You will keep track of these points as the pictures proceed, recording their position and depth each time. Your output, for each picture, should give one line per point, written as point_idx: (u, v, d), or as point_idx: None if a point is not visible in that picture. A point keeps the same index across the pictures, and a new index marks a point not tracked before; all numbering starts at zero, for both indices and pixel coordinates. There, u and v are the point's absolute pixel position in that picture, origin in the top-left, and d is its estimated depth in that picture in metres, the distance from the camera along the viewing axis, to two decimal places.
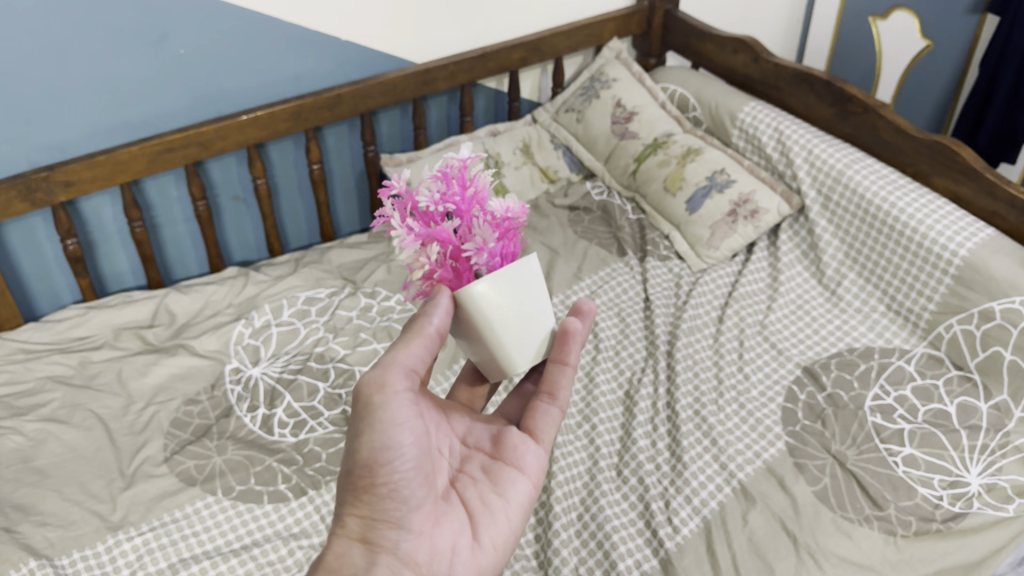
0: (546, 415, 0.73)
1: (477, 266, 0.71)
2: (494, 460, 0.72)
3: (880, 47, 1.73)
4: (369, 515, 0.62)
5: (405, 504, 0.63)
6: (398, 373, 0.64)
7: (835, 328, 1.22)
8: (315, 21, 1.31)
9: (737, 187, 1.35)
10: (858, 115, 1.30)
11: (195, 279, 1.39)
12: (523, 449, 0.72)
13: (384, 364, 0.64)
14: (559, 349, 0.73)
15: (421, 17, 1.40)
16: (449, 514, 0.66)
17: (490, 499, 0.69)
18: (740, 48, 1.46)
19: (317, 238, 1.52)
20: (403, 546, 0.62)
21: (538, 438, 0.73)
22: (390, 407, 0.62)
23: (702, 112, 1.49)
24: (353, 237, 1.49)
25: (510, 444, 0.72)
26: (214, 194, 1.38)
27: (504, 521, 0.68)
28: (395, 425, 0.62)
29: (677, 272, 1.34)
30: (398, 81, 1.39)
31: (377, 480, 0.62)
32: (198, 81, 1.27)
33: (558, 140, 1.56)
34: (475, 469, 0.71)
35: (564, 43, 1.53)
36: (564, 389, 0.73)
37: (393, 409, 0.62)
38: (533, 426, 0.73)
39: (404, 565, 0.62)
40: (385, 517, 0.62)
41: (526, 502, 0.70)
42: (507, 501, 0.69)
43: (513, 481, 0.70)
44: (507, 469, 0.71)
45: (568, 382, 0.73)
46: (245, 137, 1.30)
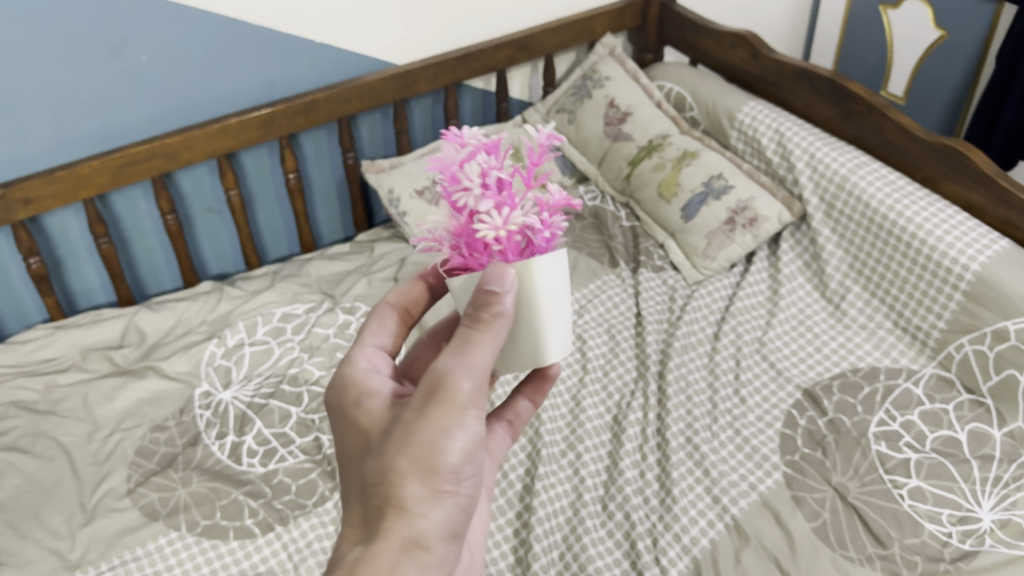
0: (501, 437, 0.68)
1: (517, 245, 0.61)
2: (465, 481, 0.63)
3: (891, 37, 1.64)
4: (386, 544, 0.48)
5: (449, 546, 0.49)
6: (471, 376, 0.50)
7: (838, 345, 1.14)
8: (285, 23, 1.24)
9: (735, 193, 1.26)
10: (862, 115, 1.21)
11: (169, 295, 1.34)
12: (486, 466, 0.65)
13: (468, 361, 0.50)
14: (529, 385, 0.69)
15: (397, 15, 1.32)
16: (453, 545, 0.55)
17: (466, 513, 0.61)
18: (738, 42, 1.37)
19: (298, 248, 1.45)
20: None
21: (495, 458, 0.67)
22: (465, 426, 0.49)
23: (699, 111, 1.41)
24: (336, 248, 1.43)
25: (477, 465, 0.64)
26: (186, 206, 1.32)
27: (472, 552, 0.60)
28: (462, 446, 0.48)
29: (672, 284, 1.26)
30: (376, 84, 1.32)
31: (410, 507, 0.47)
32: (163, 89, 1.21)
33: (549, 142, 1.49)
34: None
35: (554, 40, 1.44)
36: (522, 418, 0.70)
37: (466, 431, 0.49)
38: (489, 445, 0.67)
39: None
40: (437, 559, 0.48)
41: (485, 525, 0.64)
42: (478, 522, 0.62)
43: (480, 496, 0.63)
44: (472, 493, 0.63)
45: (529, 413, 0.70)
46: (215, 146, 1.24)
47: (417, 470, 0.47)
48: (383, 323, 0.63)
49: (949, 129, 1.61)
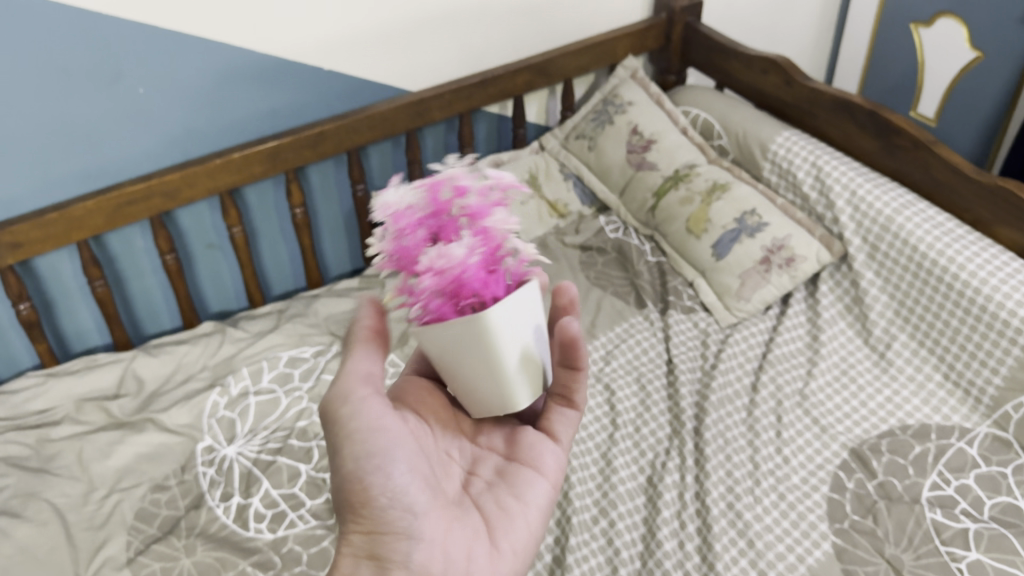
0: (565, 417, 0.78)
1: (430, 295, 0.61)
2: (509, 462, 0.75)
3: (922, 57, 1.57)
4: (375, 529, 0.63)
5: (410, 512, 0.63)
6: (364, 379, 0.65)
7: (883, 400, 1.08)
8: (291, 50, 1.16)
9: (771, 231, 1.19)
10: (907, 150, 1.13)
11: (168, 337, 1.26)
12: (540, 449, 0.76)
13: (351, 372, 0.65)
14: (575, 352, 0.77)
15: (408, 37, 1.24)
16: (461, 517, 0.69)
17: (506, 502, 0.72)
18: (769, 67, 1.29)
19: (303, 283, 1.37)
20: (416, 558, 0.63)
21: (557, 440, 0.77)
22: (359, 414, 0.64)
23: (728, 140, 1.33)
24: (344, 282, 1.35)
25: (525, 445, 0.76)
26: (185, 243, 1.24)
27: (522, 524, 0.71)
28: (372, 431, 0.64)
29: (704, 327, 1.19)
30: (388, 113, 1.24)
31: (374, 493, 0.63)
32: (162, 122, 1.13)
33: (568, 169, 1.42)
34: (489, 472, 0.75)
35: (574, 63, 1.37)
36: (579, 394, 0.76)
37: (364, 415, 0.64)
38: (552, 428, 0.77)
39: None
40: (392, 529, 0.63)
41: (544, 504, 0.74)
42: (525, 506, 0.72)
43: (531, 484, 0.74)
44: (523, 470, 0.74)
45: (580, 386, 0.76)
46: (217, 182, 1.16)
47: (342, 485, 0.64)
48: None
49: (982, 155, 1.53)
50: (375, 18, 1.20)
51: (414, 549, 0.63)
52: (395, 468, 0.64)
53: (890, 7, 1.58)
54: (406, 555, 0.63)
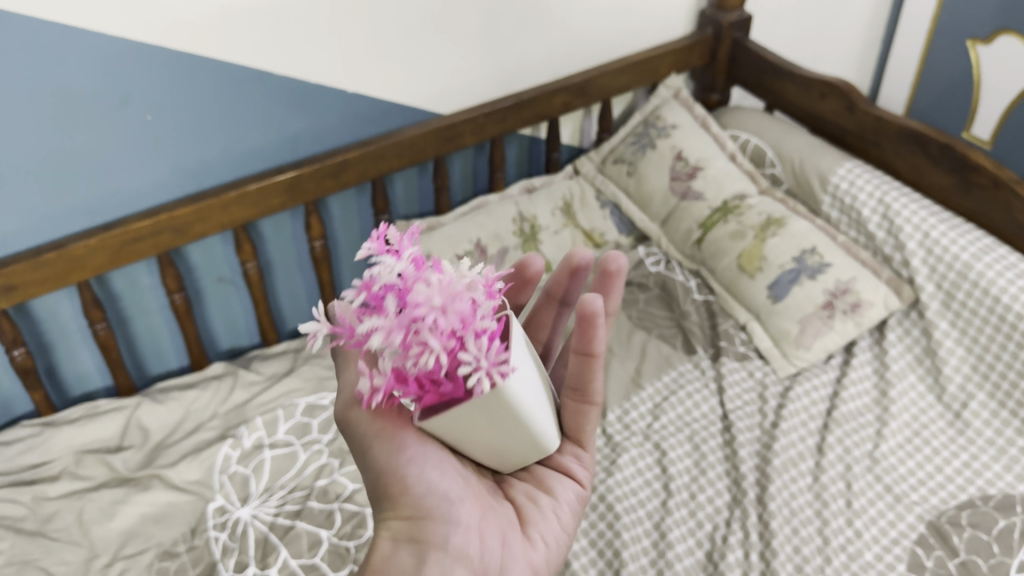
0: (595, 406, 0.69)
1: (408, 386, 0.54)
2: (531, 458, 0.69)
3: (978, 76, 1.46)
4: (411, 515, 0.58)
5: (446, 500, 0.58)
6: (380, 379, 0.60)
7: (961, 465, 0.98)
8: (312, 71, 1.07)
9: (833, 273, 1.10)
10: (985, 188, 1.03)
11: (176, 381, 1.16)
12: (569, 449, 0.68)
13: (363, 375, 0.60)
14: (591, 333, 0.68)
15: (436, 54, 1.15)
16: (494, 510, 0.62)
17: (538, 497, 0.66)
18: (829, 92, 1.19)
19: None
20: (454, 544, 0.57)
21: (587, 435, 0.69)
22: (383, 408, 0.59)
23: (782, 169, 1.23)
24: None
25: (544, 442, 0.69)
26: (195, 279, 1.14)
27: (554, 518, 0.65)
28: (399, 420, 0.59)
29: (760, 377, 1.09)
30: (416, 139, 1.14)
31: (404, 480, 0.58)
32: (172, 152, 1.02)
33: (605, 196, 1.32)
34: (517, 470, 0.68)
35: (616, 83, 1.26)
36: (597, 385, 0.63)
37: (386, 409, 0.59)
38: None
39: (457, 564, 0.57)
40: (429, 514, 0.58)
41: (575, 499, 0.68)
42: (557, 501, 0.66)
43: (558, 474, 0.67)
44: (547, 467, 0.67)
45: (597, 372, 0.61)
46: (231, 216, 1.06)
47: (374, 474, 0.59)
48: (541, 321, 0.69)
49: None
50: (399, 32, 1.10)
51: (453, 531, 0.58)
52: (421, 448, 0.59)
53: (945, 22, 1.48)
54: (447, 537, 0.57)
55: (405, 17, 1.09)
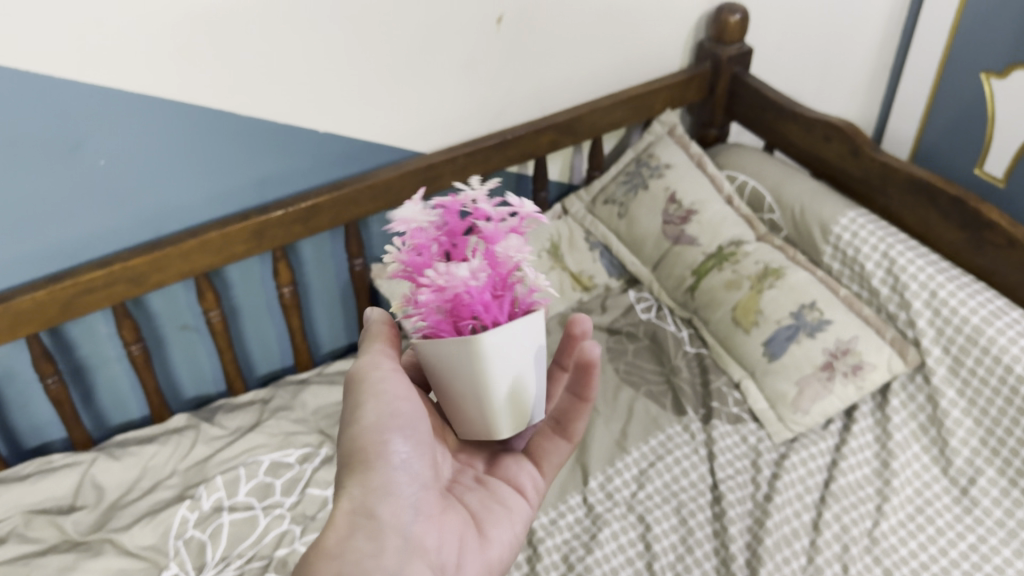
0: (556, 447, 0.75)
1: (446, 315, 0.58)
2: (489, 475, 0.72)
3: (994, 111, 1.37)
4: (382, 490, 0.60)
5: (416, 483, 0.62)
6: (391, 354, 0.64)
7: (968, 549, 0.91)
8: (280, 112, 1.00)
9: (834, 332, 1.03)
10: (999, 247, 0.97)
11: (136, 435, 1.09)
12: (523, 469, 0.73)
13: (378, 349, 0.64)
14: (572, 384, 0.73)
15: (414, 92, 1.08)
16: (453, 510, 0.66)
17: (491, 506, 0.70)
18: (833, 134, 1.12)
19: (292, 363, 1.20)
20: (414, 530, 0.61)
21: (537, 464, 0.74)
22: (386, 382, 0.62)
23: (781, 215, 1.16)
24: (339, 363, 1.18)
25: (507, 463, 0.73)
26: (157, 326, 1.07)
27: (504, 531, 0.69)
28: (395, 397, 0.62)
29: (754, 443, 1.02)
30: (392, 181, 1.08)
31: (385, 454, 0.61)
32: (129, 197, 0.96)
33: (594, 238, 1.26)
34: (471, 479, 0.71)
35: (607, 119, 1.20)
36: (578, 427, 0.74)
37: (387, 385, 0.62)
38: (535, 452, 0.75)
39: (415, 549, 0.60)
40: (398, 493, 0.61)
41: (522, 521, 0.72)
42: (506, 513, 0.70)
43: (513, 494, 0.71)
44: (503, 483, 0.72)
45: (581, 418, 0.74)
46: (192, 265, 0.99)
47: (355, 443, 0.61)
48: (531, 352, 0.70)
49: None
50: (374, 69, 1.04)
51: (411, 521, 0.61)
52: (412, 433, 0.62)
53: (960, 53, 1.39)
54: (404, 525, 0.60)
55: (380, 53, 1.03)
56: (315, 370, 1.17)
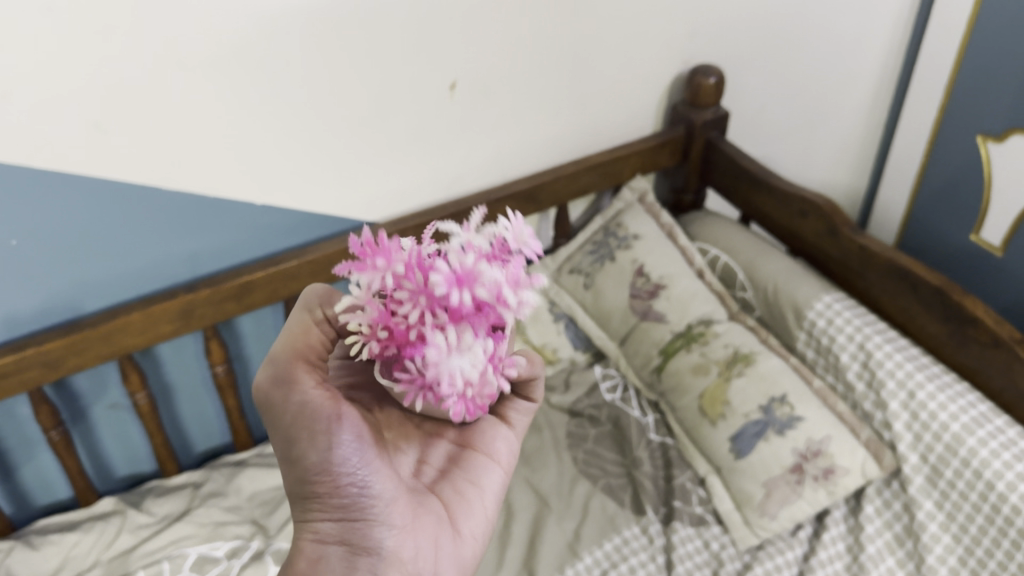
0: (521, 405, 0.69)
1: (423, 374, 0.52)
2: (459, 447, 0.66)
3: (989, 176, 1.29)
4: (343, 519, 0.56)
5: (380, 503, 0.56)
6: (316, 370, 0.55)
7: None
8: (214, 185, 0.94)
9: (805, 429, 0.95)
10: (982, 345, 0.89)
11: (56, 521, 1.02)
12: (494, 435, 0.67)
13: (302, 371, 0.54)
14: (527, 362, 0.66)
15: (362, 162, 1.02)
16: (425, 508, 0.61)
17: (464, 486, 0.65)
18: (810, 211, 1.06)
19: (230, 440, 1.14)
20: (390, 547, 0.57)
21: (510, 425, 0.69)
22: (316, 402, 0.53)
23: (753, 294, 1.10)
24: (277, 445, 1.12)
25: (478, 430, 0.67)
26: (82, 407, 1.01)
27: (480, 511, 0.65)
28: (332, 417, 0.54)
29: (716, 550, 0.94)
30: (335, 254, 1.01)
31: (338, 485, 0.54)
32: (44, 276, 0.89)
33: (559, 309, 1.17)
34: (441, 458, 0.65)
35: (571, 187, 1.15)
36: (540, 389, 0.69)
37: (321, 404, 0.54)
38: (503, 413, 0.69)
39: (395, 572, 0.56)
40: (362, 518, 0.56)
41: (499, 487, 0.67)
42: (482, 492, 0.66)
43: (487, 468, 0.66)
44: (477, 455, 0.66)
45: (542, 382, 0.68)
46: (114, 346, 0.93)
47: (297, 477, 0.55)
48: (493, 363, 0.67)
49: None
50: (317, 140, 0.98)
51: (387, 540, 0.57)
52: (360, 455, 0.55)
53: (954, 114, 1.31)
54: (379, 545, 0.56)
55: (325, 124, 0.97)
56: (252, 454, 1.10)
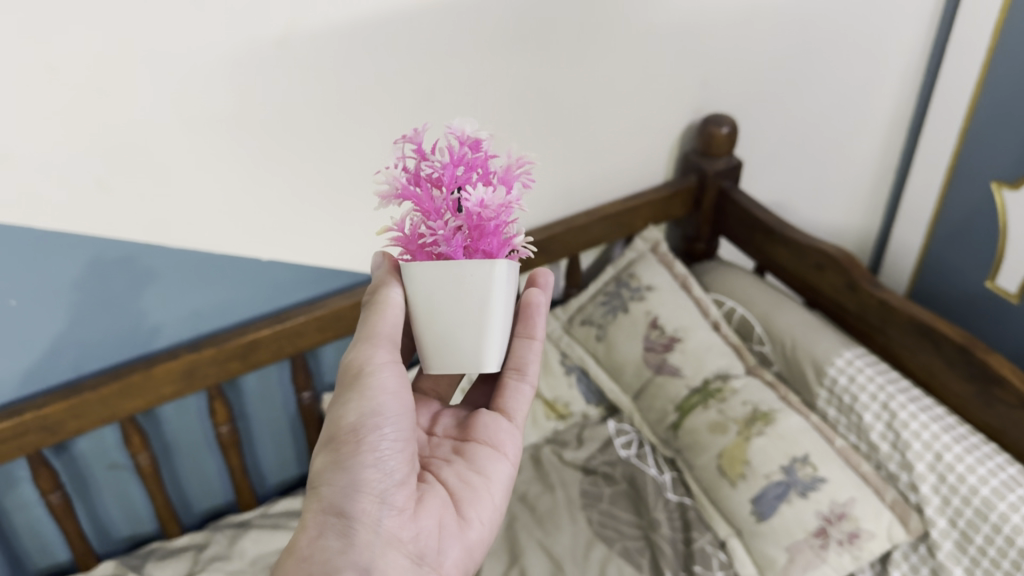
0: (518, 393, 0.71)
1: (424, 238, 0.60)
2: (464, 443, 0.71)
3: (1005, 222, 1.27)
4: (348, 487, 0.59)
5: (387, 476, 0.60)
6: (386, 348, 0.61)
7: None
8: (219, 242, 0.92)
9: (829, 491, 0.92)
10: (1009, 406, 0.87)
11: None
12: (495, 427, 0.71)
13: (374, 342, 0.61)
14: (522, 323, 0.70)
15: (372, 216, 1.01)
16: (429, 493, 0.65)
17: (470, 477, 0.68)
18: (827, 263, 1.04)
19: (233, 499, 1.11)
20: (387, 525, 0.60)
21: (512, 418, 0.72)
22: (376, 375, 0.60)
23: (772, 348, 1.08)
24: (281, 504, 1.08)
25: (481, 425, 0.71)
26: (82, 468, 0.97)
27: (485, 501, 0.68)
28: (380, 392, 0.60)
29: None
30: (343, 311, 0.99)
31: (358, 451, 0.59)
32: (45, 336, 0.87)
33: (571, 361, 1.15)
34: (446, 452, 0.70)
35: (582, 238, 1.13)
36: (532, 364, 0.71)
37: (378, 378, 0.60)
38: (504, 406, 0.72)
39: (388, 545, 0.59)
40: (368, 489, 0.60)
41: (506, 483, 0.70)
42: (487, 485, 0.68)
43: (492, 460, 0.69)
44: (482, 449, 0.70)
45: (536, 356, 0.71)
46: (115, 408, 0.90)
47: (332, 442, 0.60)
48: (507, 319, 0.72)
49: None
50: (326, 196, 0.96)
51: (384, 517, 0.60)
52: (390, 430, 0.60)
53: (968, 159, 1.30)
54: (376, 520, 0.60)
55: (335, 179, 0.95)
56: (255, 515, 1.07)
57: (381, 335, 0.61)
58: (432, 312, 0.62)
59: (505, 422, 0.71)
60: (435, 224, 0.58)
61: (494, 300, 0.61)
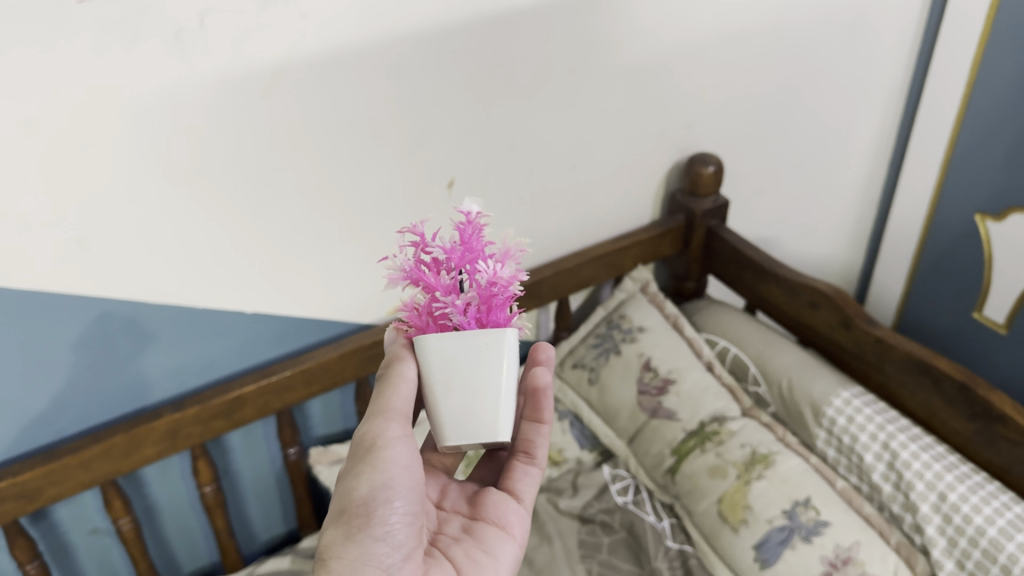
0: (528, 475, 0.71)
1: (433, 314, 0.60)
2: (472, 520, 0.69)
3: (990, 254, 1.27)
4: (356, 562, 0.56)
5: (396, 553, 0.58)
6: (400, 420, 0.59)
7: None
8: (203, 297, 0.89)
9: (833, 535, 0.90)
10: (1011, 443, 0.85)
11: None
12: (505, 508, 0.69)
13: (388, 413, 0.59)
14: (532, 406, 0.70)
15: (360, 265, 0.99)
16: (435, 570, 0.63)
17: (476, 556, 0.66)
18: (820, 301, 1.03)
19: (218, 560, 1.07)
20: None
21: (521, 499, 0.70)
22: (389, 448, 0.58)
23: (767, 388, 1.07)
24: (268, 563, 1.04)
25: (489, 503, 0.69)
26: (62, 535, 0.94)
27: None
28: (395, 466, 0.58)
29: None
30: (330, 363, 0.96)
31: (371, 524, 0.57)
32: (21, 402, 0.83)
33: (564, 406, 1.14)
34: (455, 529, 0.68)
35: (572, 281, 1.12)
36: (541, 448, 0.70)
37: (391, 452, 0.58)
38: (513, 487, 0.71)
39: None
40: (375, 564, 0.57)
41: (512, 563, 0.68)
42: (495, 563, 0.66)
43: (499, 540, 0.67)
44: (488, 526, 0.68)
45: (544, 441, 0.70)
46: (95, 473, 0.86)
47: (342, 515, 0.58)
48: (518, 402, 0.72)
49: None
50: (312, 246, 0.94)
51: None
52: (402, 505, 0.58)
53: (950, 192, 1.30)
54: None
55: (321, 228, 0.93)
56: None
57: (397, 407, 0.59)
58: (450, 378, 0.59)
59: (513, 501, 0.70)
60: (450, 300, 0.59)
61: (509, 364, 0.60)
